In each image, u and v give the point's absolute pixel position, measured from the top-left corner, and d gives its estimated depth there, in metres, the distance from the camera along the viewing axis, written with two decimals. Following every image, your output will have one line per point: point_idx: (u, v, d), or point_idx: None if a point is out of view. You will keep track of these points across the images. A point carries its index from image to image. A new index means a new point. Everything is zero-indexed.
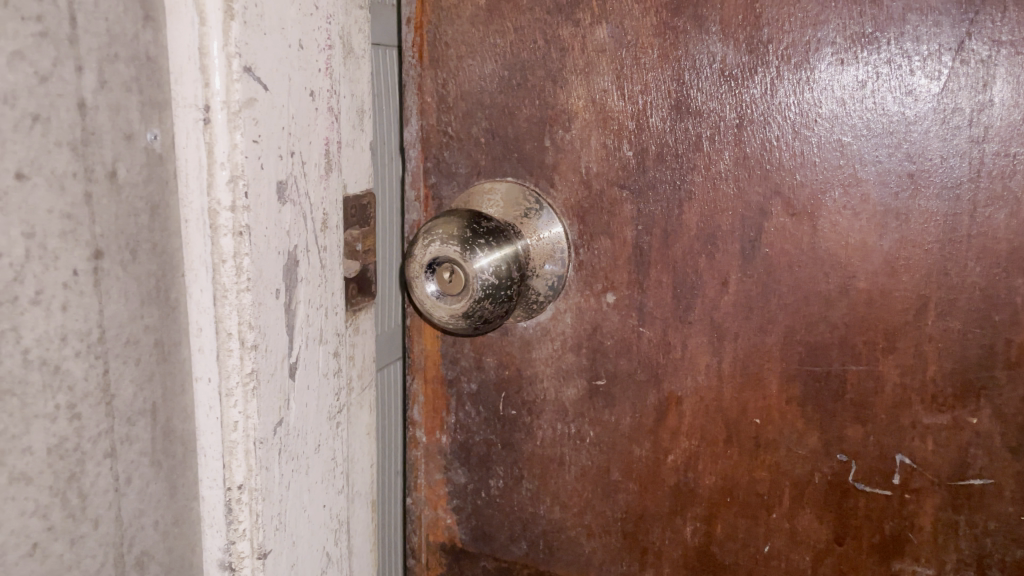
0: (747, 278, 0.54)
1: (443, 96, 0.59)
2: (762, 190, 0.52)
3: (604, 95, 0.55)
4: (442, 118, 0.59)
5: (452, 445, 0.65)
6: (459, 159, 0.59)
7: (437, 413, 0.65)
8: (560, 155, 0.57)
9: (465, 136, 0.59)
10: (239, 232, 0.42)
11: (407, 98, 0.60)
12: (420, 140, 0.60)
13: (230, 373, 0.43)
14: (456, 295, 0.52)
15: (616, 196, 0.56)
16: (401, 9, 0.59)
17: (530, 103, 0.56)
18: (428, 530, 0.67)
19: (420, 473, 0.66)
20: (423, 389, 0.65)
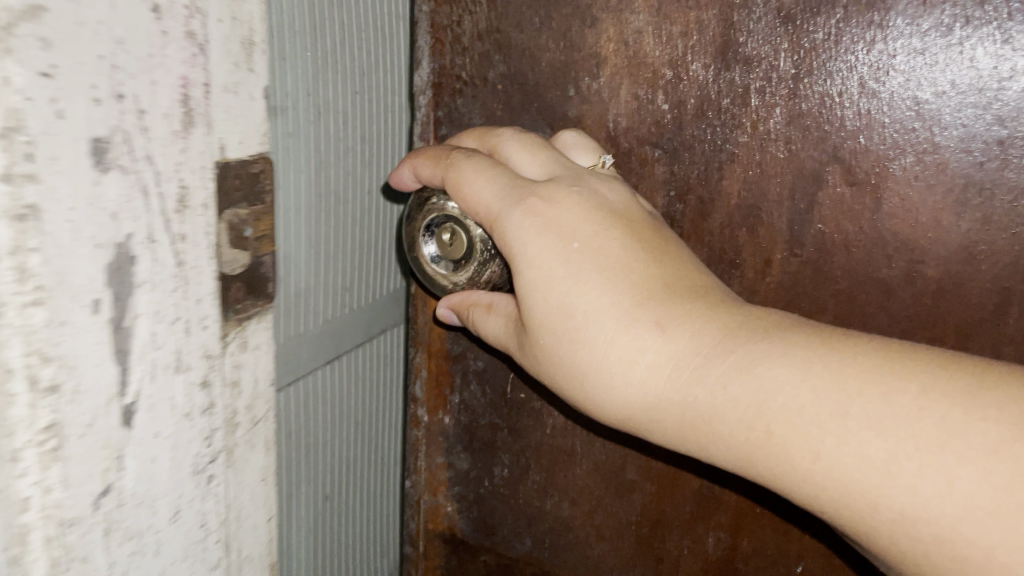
0: (794, 258, 0.46)
1: (457, 34, 0.52)
2: (819, 154, 0.44)
3: (639, 37, 0.47)
4: (456, 60, 0.52)
5: (455, 427, 0.59)
6: (473, 108, 0.53)
7: (441, 391, 0.58)
8: (585, 106, 0.49)
9: (480, 83, 0.52)
10: (21, 216, 0.25)
11: (418, 36, 0.53)
12: (432, 85, 0.53)
13: (13, 431, 0.26)
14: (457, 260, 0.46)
15: (647, 154, 0.48)
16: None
17: (554, 45, 0.49)
18: (427, 517, 0.61)
19: (421, 456, 0.60)
20: (428, 362, 0.58)
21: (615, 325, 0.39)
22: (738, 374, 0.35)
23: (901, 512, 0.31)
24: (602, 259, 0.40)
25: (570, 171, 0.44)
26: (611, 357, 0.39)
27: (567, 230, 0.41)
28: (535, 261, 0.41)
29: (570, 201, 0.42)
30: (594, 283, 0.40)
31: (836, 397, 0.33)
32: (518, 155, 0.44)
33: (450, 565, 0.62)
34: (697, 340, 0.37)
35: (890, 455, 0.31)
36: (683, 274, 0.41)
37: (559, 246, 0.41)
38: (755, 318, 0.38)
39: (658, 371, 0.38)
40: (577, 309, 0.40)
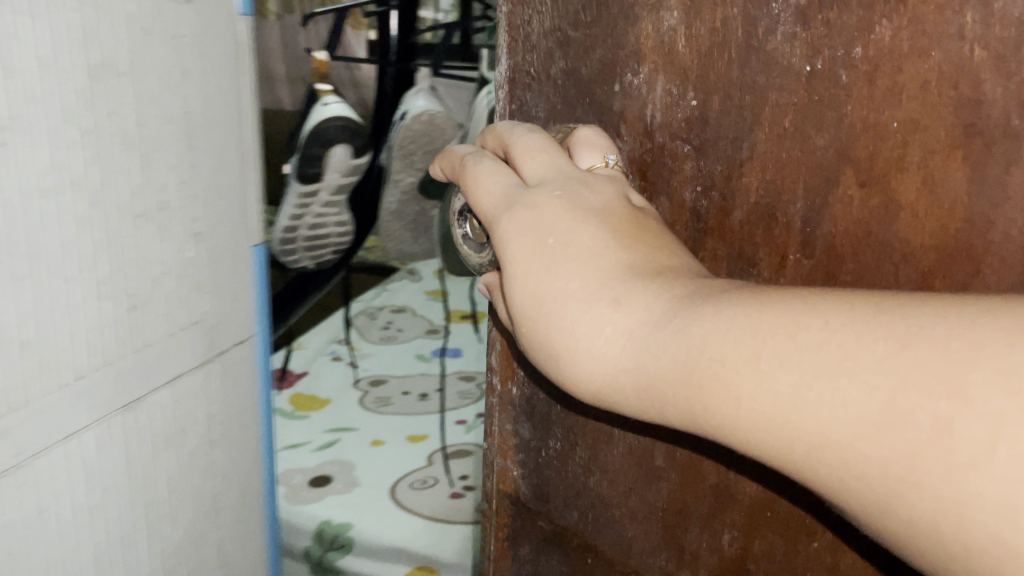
0: (806, 259, 0.45)
1: (528, 32, 0.55)
2: (832, 152, 0.43)
3: (673, 34, 0.48)
4: (527, 56, 0.56)
5: (520, 398, 0.63)
6: (539, 102, 0.56)
7: (509, 363, 0.63)
8: (628, 101, 0.51)
9: (545, 77, 0.55)
10: None
11: (500, 34, 0.57)
12: (508, 80, 0.58)
13: None
14: (474, 242, 0.54)
15: (678, 149, 0.50)
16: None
17: (603, 41, 0.52)
18: (499, 477, 0.67)
19: (495, 420, 0.66)
20: (500, 338, 0.62)
21: (581, 307, 0.44)
22: (678, 335, 0.40)
23: (811, 441, 0.34)
24: (573, 250, 0.45)
25: (561, 173, 0.49)
26: (576, 335, 0.44)
27: (547, 228, 0.47)
28: (518, 257, 0.47)
29: (551, 204, 0.48)
30: (570, 272, 0.45)
31: (749, 342, 0.37)
32: (521, 154, 0.51)
33: (516, 523, 0.67)
34: (650, 311, 0.42)
35: (794, 388, 0.35)
36: (651, 258, 0.45)
37: (537, 243, 0.47)
38: (700, 286, 0.42)
39: (614, 343, 0.42)
40: (549, 295, 0.45)
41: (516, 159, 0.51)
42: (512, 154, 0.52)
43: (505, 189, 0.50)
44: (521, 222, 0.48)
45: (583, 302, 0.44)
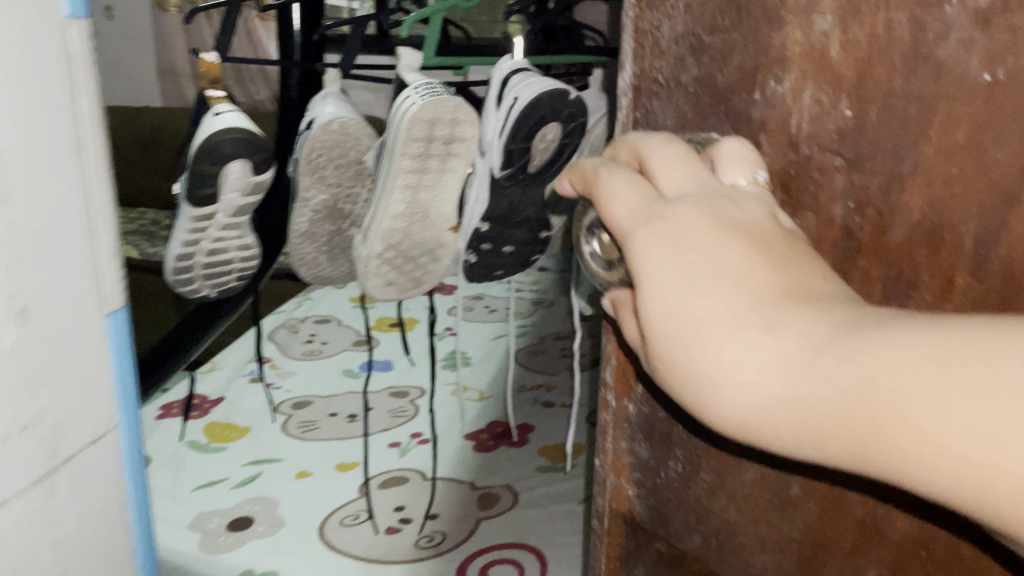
0: (976, 284, 0.42)
1: (657, 37, 0.53)
2: (1011, 171, 0.39)
3: (825, 40, 0.46)
4: (655, 63, 0.54)
5: (637, 416, 0.61)
6: (667, 110, 0.54)
7: (626, 379, 0.60)
8: (769, 110, 0.49)
9: (675, 85, 0.53)
10: None
11: (625, 39, 0.55)
12: (633, 87, 0.56)
13: None
14: (603, 258, 0.52)
15: (828, 162, 0.47)
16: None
17: (743, 47, 0.49)
18: (611, 495, 0.65)
19: (608, 437, 0.64)
20: (617, 352, 0.61)
21: (727, 329, 0.41)
22: (844, 361, 0.37)
23: (1012, 482, 0.31)
24: (718, 269, 0.43)
25: (706, 187, 0.47)
26: (723, 359, 0.41)
27: (688, 244, 0.44)
28: (654, 271, 0.45)
29: (693, 219, 0.45)
30: (714, 290, 0.42)
31: (934, 370, 0.34)
32: (659, 165, 0.49)
33: (630, 541, 0.66)
34: (809, 334, 0.39)
35: (992, 421, 0.32)
36: (804, 280, 0.42)
37: (677, 259, 0.44)
38: (864, 310, 0.39)
39: (767, 369, 0.39)
40: (692, 316, 0.42)
41: (654, 170, 0.49)
42: (648, 165, 0.50)
43: (639, 201, 0.48)
44: (659, 237, 0.45)
45: (731, 322, 0.41)
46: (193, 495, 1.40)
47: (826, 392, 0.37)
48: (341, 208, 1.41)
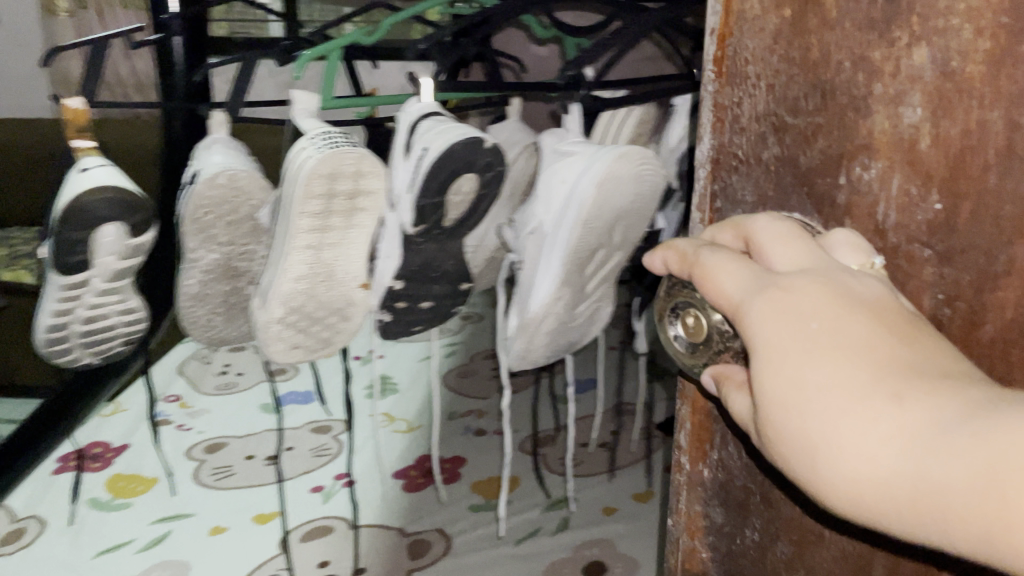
0: None
1: (738, 115, 0.54)
2: None
3: (915, 132, 0.47)
4: (736, 138, 0.55)
5: (712, 480, 0.62)
6: (747, 185, 0.55)
7: (702, 443, 0.62)
8: (855, 196, 0.50)
9: (755, 163, 0.54)
10: None
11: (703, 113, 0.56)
12: (711, 160, 0.57)
13: None
14: (686, 341, 0.57)
15: (916, 253, 0.49)
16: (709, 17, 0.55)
17: (829, 132, 0.50)
18: (684, 555, 0.67)
19: (682, 498, 0.65)
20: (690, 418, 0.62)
21: (847, 402, 0.45)
22: (961, 440, 0.40)
23: None
24: (841, 345, 0.46)
25: (825, 264, 0.50)
26: (845, 429, 0.44)
27: (809, 313, 0.48)
28: (775, 341, 0.48)
29: (815, 293, 0.49)
30: (834, 365, 0.46)
31: None
32: (768, 237, 0.52)
33: None
34: (929, 412, 0.42)
35: None
36: (931, 360, 0.45)
37: (801, 332, 0.48)
38: (988, 392, 0.42)
39: (888, 440, 0.43)
40: (813, 384, 0.46)
41: (763, 243, 0.52)
42: (755, 238, 0.53)
43: (752, 272, 0.52)
44: (778, 304, 0.49)
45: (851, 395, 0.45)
46: (95, 561, 1.33)
47: (942, 471, 0.40)
48: (236, 264, 1.57)
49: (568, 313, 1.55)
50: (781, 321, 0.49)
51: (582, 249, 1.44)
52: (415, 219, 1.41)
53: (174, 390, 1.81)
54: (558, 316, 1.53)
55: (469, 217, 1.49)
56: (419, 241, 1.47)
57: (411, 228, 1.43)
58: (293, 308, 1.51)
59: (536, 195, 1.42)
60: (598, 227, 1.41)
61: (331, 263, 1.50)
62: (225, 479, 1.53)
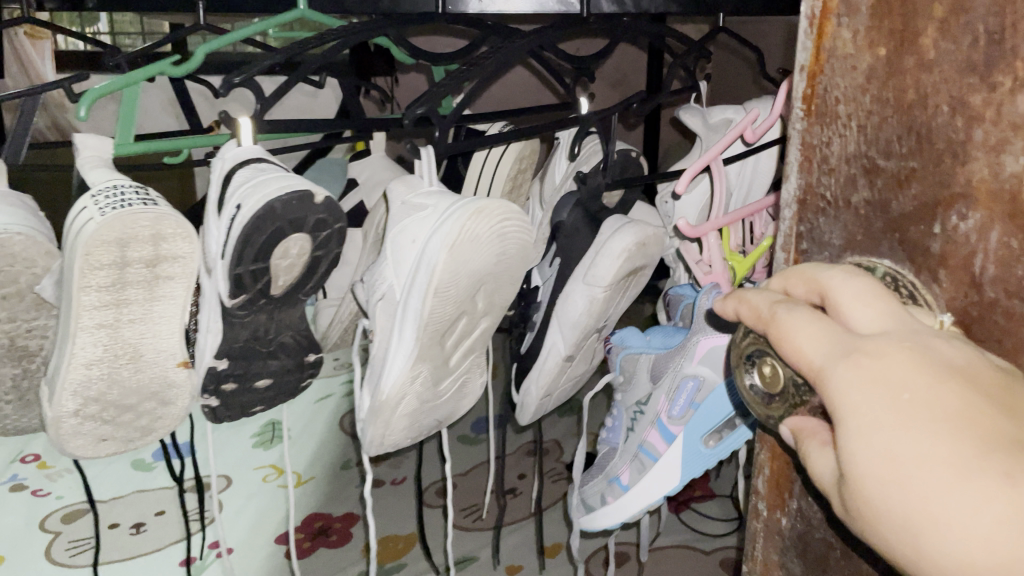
0: None
1: (826, 154, 0.61)
2: None
3: (1016, 181, 0.49)
4: (823, 179, 0.62)
5: (788, 529, 0.77)
6: (834, 228, 0.62)
7: (780, 491, 0.77)
8: (948, 244, 0.54)
9: (842, 204, 0.61)
10: None
11: (791, 150, 0.64)
12: (797, 200, 0.65)
13: None
14: (762, 390, 0.64)
15: (1011, 302, 0.52)
16: (796, 54, 0.62)
17: (925, 178, 0.54)
18: None
19: (759, 546, 0.81)
20: (768, 465, 0.77)
21: (946, 473, 0.47)
22: None
23: None
24: (933, 412, 0.49)
25: (900, 326, 0.54)
26: (950, 507, 0.47)
27: (897, 385, 0.51)
28: (860, 411, 0.51)
29: (898, 361, 0.52)
30: (929, 436, 0.49)
31: None
32: (852, 299, 0.57)
33: None
34: None
35: None
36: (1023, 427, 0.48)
37: (889, 399, 0.51)
38: None
39: (994, 516, 0.45)
40: (907, 460, 0.49)
41: (844, 304, 0.57)
42: (836, 297, 0.57)
43: (828, 343, 0.55)
44: (863, 374, 0.52)
45: (948, 465, 0.47)
46: None
47: None
48: (20, 345, 1.29)
49: (429, 390, 1.39)
50: (867, 390, 0.51)
51: (437, 320, 1.29)
52: (231, 290, 1.21)
53: (34, 450, 2.11)
54: (417, 393, 1.37)
55: (306, 282, 1.28)
56: (241, 314, 1.28)
57: (228, 301, 1.24)
58: (94, 397, 1.32)
59: (383, 259, 1.32)
60: (452, 294, 1.27)
61: (137, 342, 1.30)
62: (78, 557, 1.73)
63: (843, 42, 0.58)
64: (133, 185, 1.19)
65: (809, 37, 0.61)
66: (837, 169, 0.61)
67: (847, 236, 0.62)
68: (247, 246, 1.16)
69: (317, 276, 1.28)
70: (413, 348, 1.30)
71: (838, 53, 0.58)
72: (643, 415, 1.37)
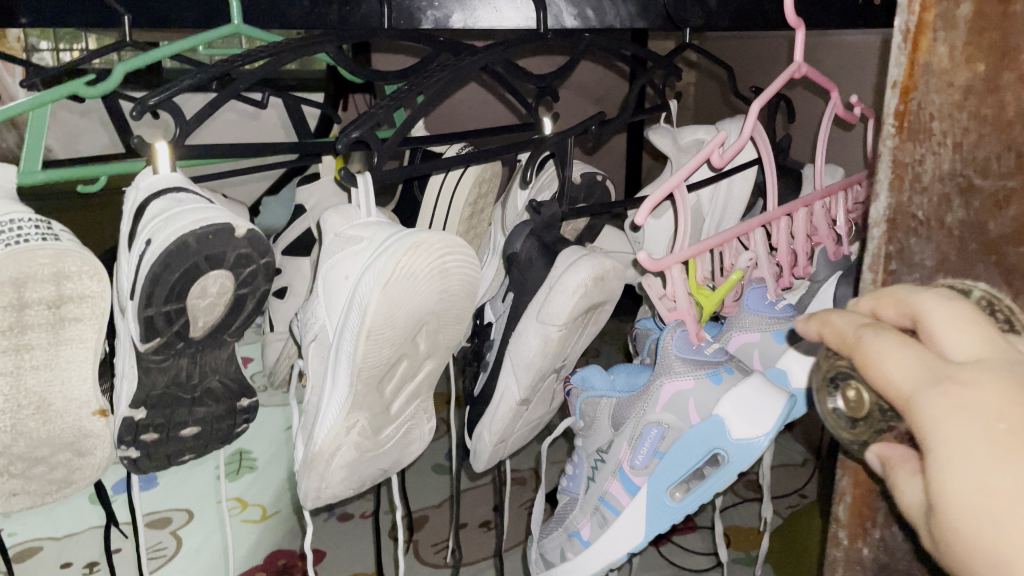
0: None
1: (919, 172, 0.73)
2: None
3: None
4: (915, 197, 0.74)
5: (868, 552, 0.91)
6: (924, 249, 0.75)
7: (863, 519, 0.91)
8: None
9: (931, 219, 0.74)
10: None
11: (881, 169, 0.76)
12: (887, 219, 0.77)
13: None
14: (846, 414, 0.70)
15: None
16: (890, 71, 0.73)
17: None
18: None
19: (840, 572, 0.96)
20: (848, 494, 0.92)
21: None
22: None
23: None
24: None
25: (993, 356, 0.58)
26: None
27: (993, 415, 0.52)
28: (949, 441, 0.54)
29: (992, 392, 0.54)
30: None
31: None
32: (944, 324, 0.61)
33: None
34: None
35: None
36: None
37: (982, 428, 0.52)
38: None
39: None
40: (1002, 490, 0.50)
41: (935, 329, 0.62)
42: (928, 321, 0.63)
43: (915, 369, 0.58)
44: (954, 403, 0.55)
45: None
46: None
47: None
48: None
49: (369, 439, 1.24)
50: (958, 418, 0.54)
51: (373, 365, 1.14)
52: (142, 333, 1.10)
53: None
54: (355, 442, 1.22)
55: (230, 322, 1.17)
56: (157, 360, 1.16)
57: (141, 345, 1.12)
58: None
59: (317, 297, 1.21)
60: (389, 336, 1.13)
61: (44, 391, 1.17)
62: None
63: (938, 59, 0.70)
64: (34, 218, 1.08)
65: (901, 52, 0.72)
66: (928, 187, 0.73)
67: (938, 255, 0.74)
68: (157, 284, 1.05)
69: (241, 317, 1.17)
70: (347, 396, 1.16)
71: (934, 69, 0.70)
72: (604, 463, 1.30)
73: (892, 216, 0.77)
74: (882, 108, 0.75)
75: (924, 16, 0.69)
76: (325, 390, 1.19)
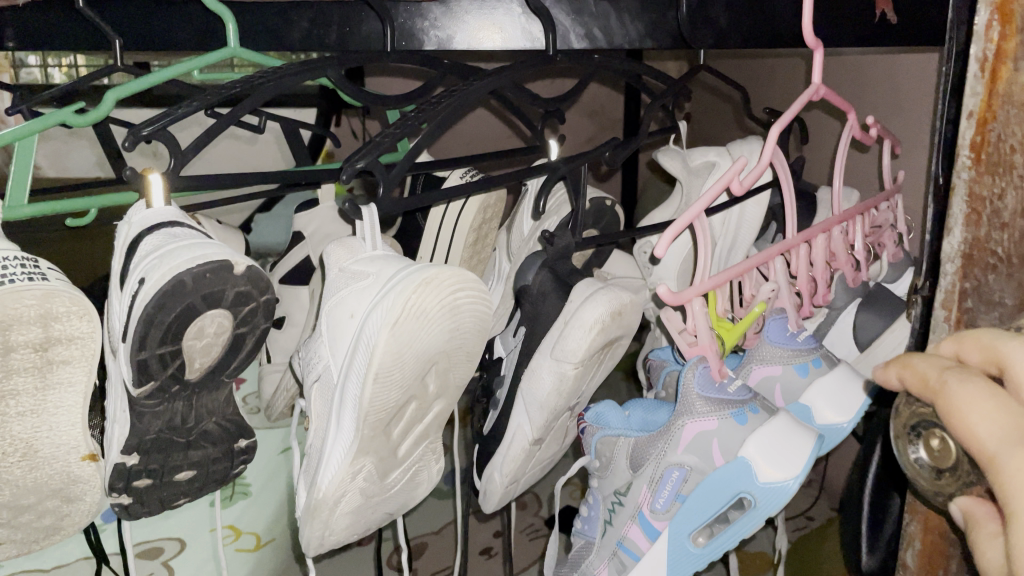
0: None
1: (999, 207, 0.80)
2: None
3: None
4: (995, 231, 0.80)
5: None
6: (1004, 287, 0.81)
7: (932, 562, 0.97)
8: None
9: (1009, 251, 0.80)
10: None
11: (957, 202, 0.84)
12: (964, 253, 0.84)
13: None
14: (930, 464, 0.67)
15: None
16: (969, 102, 0.81)
17: None
18: None
19: None
20: (917, 540, 0.99)
21: None
22: None
23: None
24: None
25: None
26: None
27: None
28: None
29: None
30: None
31: None
32: None
33: None
34: None
35: None
36: None
37: None
38: None
39: None
40: None
41: None
42: (1016, 370, 0.57)
43: (1004, 426, 0.53)
44: None
45: None
46: None
47: None
48: None
49: (375, 484, 1.18)
50: None
51: (381, 409, 1.08)
52: (134, 377, 1.04)
53: None
54: (361, 488, 1.16)
55: (228, 362, 1.10)
56: (149, 405, 1.10)
57: (133, 390, 1.06)
58: None
59: (320, 336, 1.15)
60: (397, 378, 1.07)
61: (31, 437, 1.10)
62: None
63: (1019, 89, 0.76)
64: (20, 256, 1.01)
65: (980, 82, 0.79)
66: (1007, 222, 0.79)
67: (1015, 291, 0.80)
68: (151, 327, 0.99)
69: (240, 356, 1.11)
70: (352, 442, 1.10)
71: (1013, 101, 0.76)
72: (622, 506, 1.23)
73: (970, 251, 0.84)
74: (960, 139, 0.82)
75: (1004, 46, 0.76)
76: (329, 434, 1.12)
